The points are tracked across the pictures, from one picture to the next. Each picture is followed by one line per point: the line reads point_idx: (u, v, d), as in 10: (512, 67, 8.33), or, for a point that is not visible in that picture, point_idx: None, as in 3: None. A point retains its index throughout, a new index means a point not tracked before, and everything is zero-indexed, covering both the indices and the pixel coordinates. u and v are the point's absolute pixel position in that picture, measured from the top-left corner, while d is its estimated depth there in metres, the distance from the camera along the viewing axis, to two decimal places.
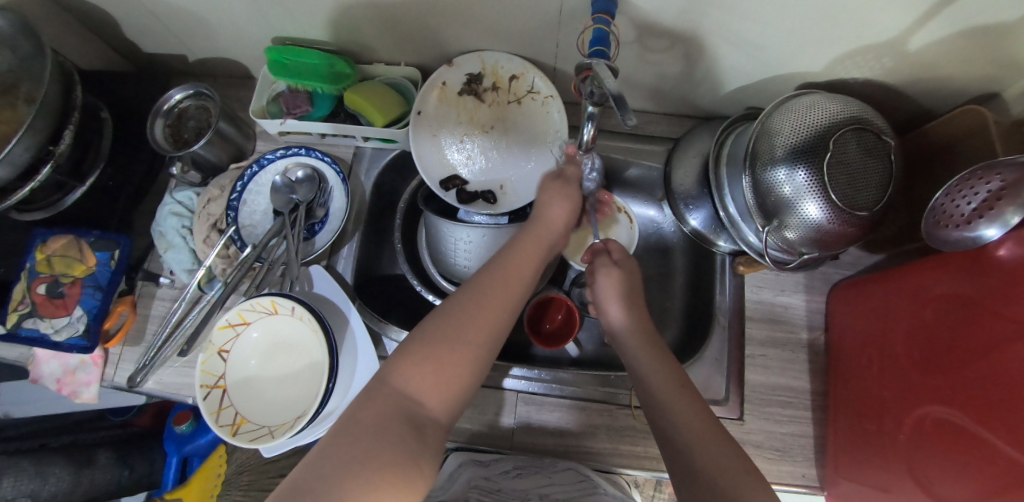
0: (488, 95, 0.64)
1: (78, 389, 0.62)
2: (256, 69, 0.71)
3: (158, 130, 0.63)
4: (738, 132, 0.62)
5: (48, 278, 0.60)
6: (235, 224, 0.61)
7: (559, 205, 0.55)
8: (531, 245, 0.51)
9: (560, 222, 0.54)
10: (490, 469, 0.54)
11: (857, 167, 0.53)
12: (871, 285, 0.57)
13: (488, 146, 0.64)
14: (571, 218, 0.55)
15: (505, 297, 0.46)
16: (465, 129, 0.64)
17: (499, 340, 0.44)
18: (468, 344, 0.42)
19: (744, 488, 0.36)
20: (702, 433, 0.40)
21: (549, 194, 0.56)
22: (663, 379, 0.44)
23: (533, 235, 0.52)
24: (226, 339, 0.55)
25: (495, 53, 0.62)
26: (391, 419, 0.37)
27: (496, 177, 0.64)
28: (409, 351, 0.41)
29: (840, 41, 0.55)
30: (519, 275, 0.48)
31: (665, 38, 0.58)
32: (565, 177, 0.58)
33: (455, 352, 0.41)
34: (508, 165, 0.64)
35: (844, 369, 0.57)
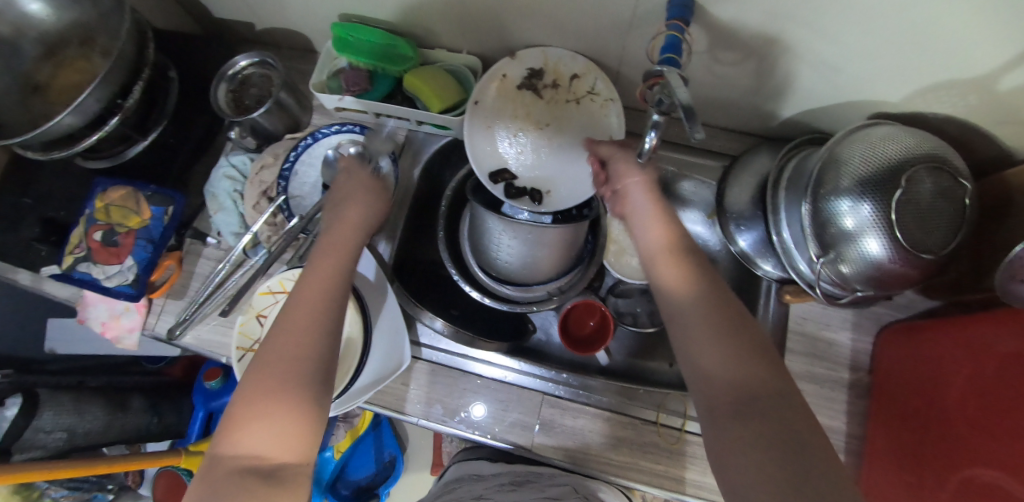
0: (547, 91, 0.62)
1: (121, 334, 0.64)
2: (320, 43, 0.72)
3: (221, 94, 0.65)
4: (803, 155, 0.59)
5: (104, 226, 0.62)
6: (285, 194, 0.62)
7: (357, 201, 0.53)
8: (332, 247, 0.48)
9: (359, 223, 0.52)
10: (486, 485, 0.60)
11: (928, 208, 0.50)
12: (927, 332, 0.54)
13: (542, 142, 0.61)
14: (370, 206, 0.53)
15: (305, 309, 0.43)
16: (520, 124, 0.61)
17: (318, 354, 0.41)
18: (299, 375, 0.39)
19: (759, 389, 0.35)
20: (728, 341, 0.38)
21: (350, 196, 0.53)
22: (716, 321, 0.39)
23: (333, 241, 0.49)
24: (266, 304, 0.57)
25: (558, 51, 0.62)
26: (239, 479, 0.35)
27: (548, 175, 0.61)
28: (236, 413, 0.37)
29: (926, 73, 0.52)
30: (313, 291, 0.44)
31: (737, 51, 0.56)
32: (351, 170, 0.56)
33: (293, 388, 0.38)
34: (562, 164, 0.61)
35: (887, 416, 0.54)
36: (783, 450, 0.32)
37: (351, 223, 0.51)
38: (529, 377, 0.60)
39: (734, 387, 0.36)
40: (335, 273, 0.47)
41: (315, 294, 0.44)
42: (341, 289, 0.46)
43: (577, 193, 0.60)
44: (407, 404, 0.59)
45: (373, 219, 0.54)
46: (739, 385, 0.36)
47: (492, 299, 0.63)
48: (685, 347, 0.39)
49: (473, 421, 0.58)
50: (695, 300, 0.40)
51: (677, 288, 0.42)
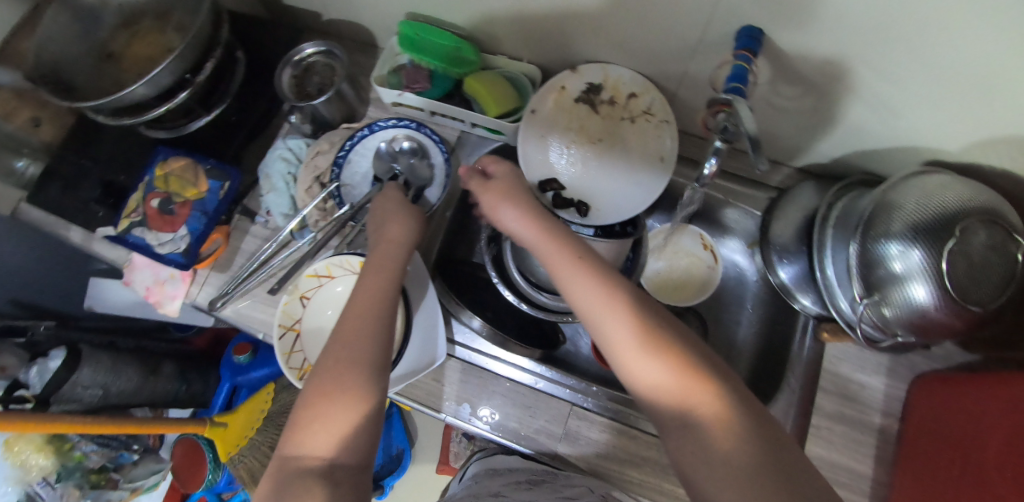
0: (603, 107, 0.63)
1: (164, 300, 0.67)
2: (382, 38, 0.74)
3: (285, 79, 0.67)
4: (855, 195, 0.60)
5: (162, 194, 0.64)
6: (338, 181, 0.63)
7: (397, 223, 0.54)
8: (375, 264, 0.51)
9: (402, 242, 0.53)
10: (504, 482, 0.58)
11: (979, 261, 0.50)
12: (966, 384, 0.53)
13: (592, 157, 0.63)
14: (408, 225, 0.55)
15: (358, 314, 0.46)
16: (573, 137, 0.63)
17: (372, 364, 0.43)
18: (355, 381, 0.41)
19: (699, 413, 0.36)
20: (671, 363, 0.38)
21: (389, 220, 0.55)
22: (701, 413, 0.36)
23: (374, 259, 0.51)
24: (310, 287, 0.59)
25: (620, 68, 0.62)
26: (302, 480, 0.36)
27: (594, 188, 0.63)
28: (297, 420, 0.40)
29: (988, 126, 0.52)
30: (364, 301, 0.47)
31: (799, 86, 0.56)
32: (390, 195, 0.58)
33: (342, 402, 0.40)
34: (609, 180, 0.63)
35: (916, 466, 0.54)
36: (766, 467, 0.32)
37: (394, 242, 0.53)
38: (559, 385, 0.60)
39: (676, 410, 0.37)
40: (382, 288, 0.48)
41: (367, 304, 0.47)
42: (388, 305, 0.47)
43: (623, 209, 0.62)
44: (436, 399, 0.60)
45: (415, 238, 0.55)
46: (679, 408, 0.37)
47: (528, 305, 0.62)
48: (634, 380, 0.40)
49: (499, 423, 0.59)
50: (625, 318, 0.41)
51: (593, 302, 0.42)
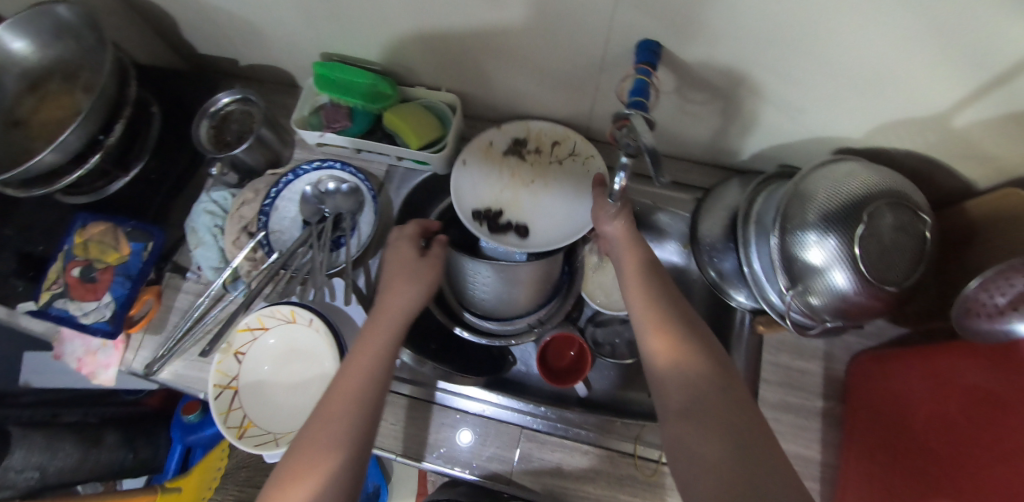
0: (532, 156, 0.64)
1: (96, 370, 0.64)
2: (302, 79, 0.74)
3: (202, 130, 0.65)
4: (771, 189, 0.61)
5: (83, 261, 0.63)
6: (266, 229, 0.62)
7: (399, 287, 0.54)
8: (378, 326, 0.50)
9: (402, 308, 0.52)
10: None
11: (889, 242, 0.52)
12: (892, 361, 0.55)
13: (531, 202, 0.63)
14: (411, 289, 0.54)
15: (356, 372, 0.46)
16: (508, 186, 0.63)
17: (357, 429, 0.43)
18: (328, 458, 0.41)
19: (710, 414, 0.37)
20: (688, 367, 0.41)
21: (398, 275, 0.54)
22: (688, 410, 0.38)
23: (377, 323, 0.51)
24: (244, 342, 0.57)
25: (539, 122, 0.65)
26: None
27: (539, 225, 0.62)
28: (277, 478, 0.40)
29: (884, 111, 0.54)
30: (361, 363, 0.47)
31: (704, 91, 0.58)
32: (397, 247, 0.57)
33: (312, 469, 0.40)
34: (553, 218, 0.62)
35: (858, 447, 0.55)
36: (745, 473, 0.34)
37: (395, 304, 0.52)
38: (506, 410, 0.60)
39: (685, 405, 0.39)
40: (372, 362, 0.47)
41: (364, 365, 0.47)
42: (385, 369, 0.47)
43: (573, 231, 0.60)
44: (385, 440, 0.59)
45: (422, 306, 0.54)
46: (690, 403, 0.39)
47: (471, 332, 0.64)
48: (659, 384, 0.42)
49: (449, 454, 0.59)
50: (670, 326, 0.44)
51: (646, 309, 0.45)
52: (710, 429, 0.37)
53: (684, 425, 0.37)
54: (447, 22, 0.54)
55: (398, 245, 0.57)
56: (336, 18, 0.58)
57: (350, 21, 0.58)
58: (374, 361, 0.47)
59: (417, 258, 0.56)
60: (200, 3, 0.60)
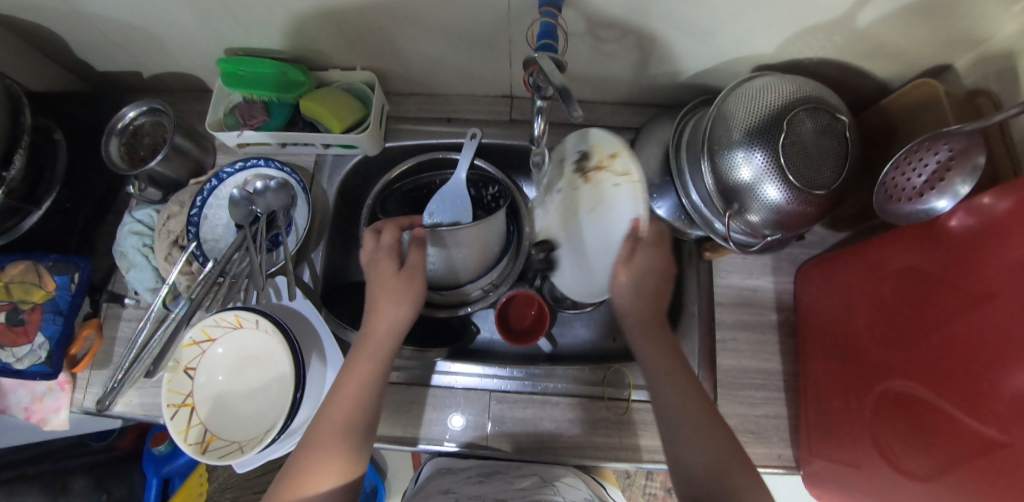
0: (592, 174, 0.55)
1: (46, 416, 0.60)
2: (212, 81, 0.70)
3: (113, 149, 0.62)
4: (698, 118, 0.61)
5: (7, 305, 0.59)
6: (197, 240, 0.60)
7: (387, 304, 0.51)
8: (373, 339, 0.50)
9: (393, 323, 0.51)
10: (454, 478, 0.55)
11: (812, 146, 0.53)
12: (833, 262, 0.57)
13: (586, 229, 0.56)
14: (407, 307, 0.51)
15: (361, 374, 0.49)
16: (573, 212, 0.58)
17: (363, 440, 0.47)
18: (339, 459, 0.45)
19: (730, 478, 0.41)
20: (706, 442, 0.43)
21: (384, 293, 0.51)
22: (667, 363, 0.48)
23: (373, 330, 0.51)
24: (192, 357, 0.54)
25: (602, 132, 0.54)
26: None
27: (593, 259, 0.55)
28: (290, 478, 0.44)
29: (792, 22, 0.54)
30: (360, 373, 0.49)
31: (616, 29, 0.57)
32: (376, 262, 0.52)
33: (326, 466, 0.44)
34: (603, 250, 0.53)
35: (813, 349, 0.57)
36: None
37: (384, 315, 0.51)
38: (472, 377, 0.60)
39: (706, 464, 0.42)
40: (369, 379, 0.49)
41: (368, 374, 0.49)
42: (383, 377, 0.50)
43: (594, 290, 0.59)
44: None
45: (412, 319, 0.52)
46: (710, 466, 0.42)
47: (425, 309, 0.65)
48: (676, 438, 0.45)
49: (423, 430, 0.58)
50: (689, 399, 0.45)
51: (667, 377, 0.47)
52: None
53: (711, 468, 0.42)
54: None
55: (381, 265, 0.51)
56: (226, 8, 0.55)
57: (242, 9, 0.55)
58: (371, 377, 0.49)
59: (396, 274, 0.51)
60: (78, 12, 0.57)
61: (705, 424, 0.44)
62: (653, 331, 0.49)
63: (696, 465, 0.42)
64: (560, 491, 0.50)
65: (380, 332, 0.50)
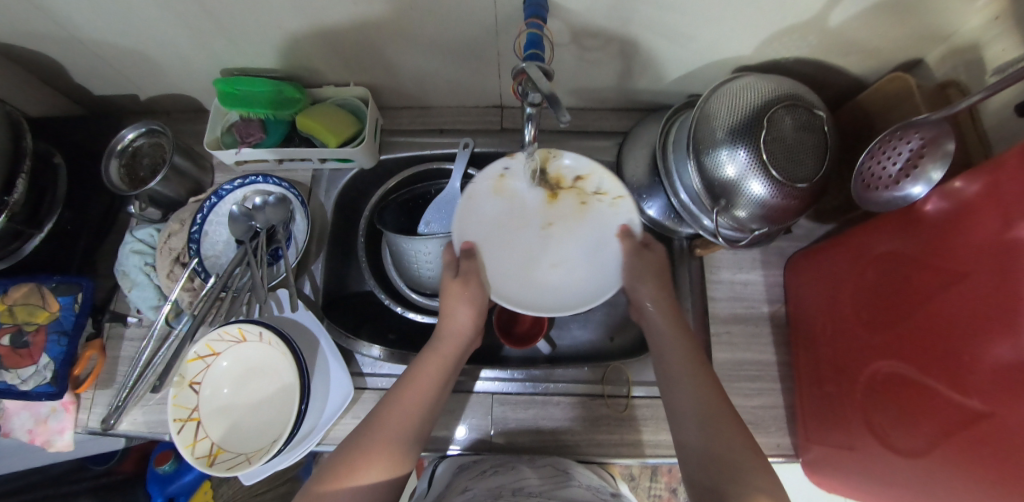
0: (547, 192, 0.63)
1: (50, 438, 0.60)
2: (208, 101, 0.72)
3: (113, 171, 0.63)
4: (681, 119, 0.63)
5: (11, 328, 0.59)
6: (198, 257, 0.62)
7: (461, 309, 0.56)
8: (445, 344, 0.54)
9: (463, 331, 0.55)
10: (469, 475, 0.53)
11: (793, 141, 0.55)
12: (818, 253, 0.58)
13: (532, 244, 0.62)
14: (477, 315, 0.56)
15: (433, 372, 0.51)
16: (515, 225, 0.63)
17: (415, 439, 0.47)
18: (396, 449, 0.46)
19: (735, 470, 0.41)
20: (711, 429, 0.44)
21: (450, 298, 0.56)
22: (687, 366, 0.49)
23: (446, 335, 0.55)
24: (197, 371, 0.55)
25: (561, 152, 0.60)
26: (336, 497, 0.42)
27: (533, 278, 0.60)
28: (346, 458, 0.44)
29: (767, 25, 0.57)
30: (431, 371, 0.51)
31: (599, 37, 0.59)
32: (461, 273, 0.57)
33: (384, 452, 0.45)
34: (546, 269, 0.61)
35: (805, 339, 0.58)
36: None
37: (456, 319, 0.55)
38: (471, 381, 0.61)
39: (712, 443, 0.43)
40: (435, 378, 0.51)
41: (438, 373, 0.52)
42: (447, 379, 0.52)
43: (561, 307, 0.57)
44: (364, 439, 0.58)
45: (477, 328, 0.57)
46: (712, 440, 0.44)
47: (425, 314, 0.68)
48: (681, 417, 0.47)
49: (428, 437, 0.59)
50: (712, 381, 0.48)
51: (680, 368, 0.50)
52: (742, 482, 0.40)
53: (725, 446, 0.43)
54: (332, 12, 0.54)
55: (455, 276, 0.57)
56: (222, 29, 0.56)
57: (237, 30, 0.57)
58: (435, 376, 0.51)
59: (457, 280, 0.57)
60: (77, 38, 0.58)
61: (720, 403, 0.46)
62: (672, 334, 0.53)
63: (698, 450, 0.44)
64: (571, 480, 0.51)
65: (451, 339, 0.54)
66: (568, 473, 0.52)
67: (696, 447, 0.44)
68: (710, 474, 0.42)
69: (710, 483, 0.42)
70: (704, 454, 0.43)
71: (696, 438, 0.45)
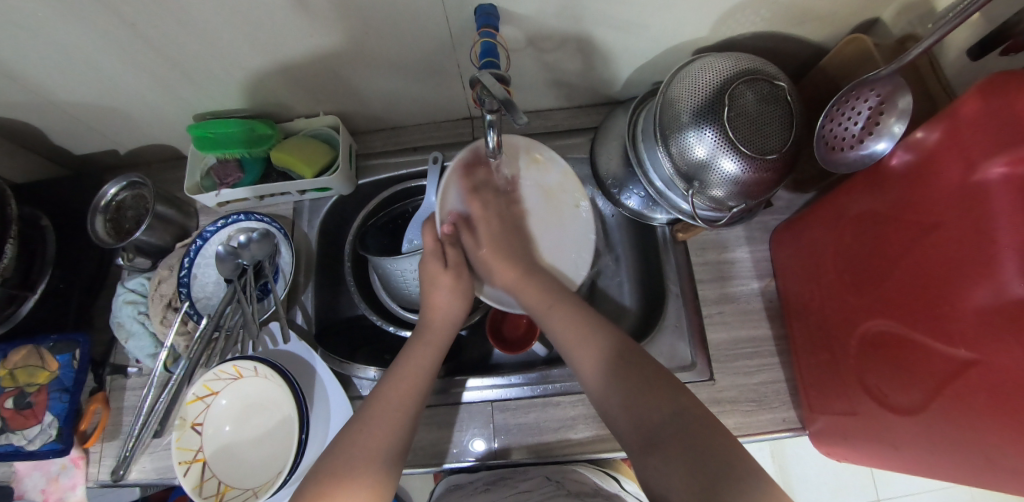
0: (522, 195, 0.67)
1: (64, 494, 0.60)
2: (186, 148, 0.74)
3: (99, 226, 0.65)
4: (646, 108, 0.63)
5: (14, 391, 0.60)
6: (189, 299, 0.63)
7: (443, 296, 0.60)
8: (426, 346, 0.57)
9: (445, 319, 0.60)
10: (464, 492, 0.56)
11: (758, 114, 0.54)
12: (800, 222, 0.58)
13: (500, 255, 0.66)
14: (462, 299, 0.61)
15: (409, 382, 0.52)
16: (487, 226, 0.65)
17: (397, 456, 0.48)
18: (372, 469, 0.46)
19: (671, 439, 0.42)
20: (632, 405, 0.46)
21: (438, 288, 0.60)
22: (596, 344, 0.51)
23: (423, 341, 0.57)
24: (198, 412, 0.55)
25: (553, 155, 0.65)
26: None
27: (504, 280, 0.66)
28: (323, 487, 0.44)
29: (718, 5, 0.57)
30: (413, 378, 0.53)
31: (554, 38, 0.60)
32: (446, 263, 0.61)
33: (361, 474, 0.45)
34: None
35: (796, 311, 0.58)
36: (704, 477, 0.39)
37: (441, 308, 0.60)
38: (473, 391, 0.61)
39: (639, 429, 0.44)
40: (415, 386, 0.52)
41: (416, 384, 0.52)
42: (427, 387, 0.53)
43: None
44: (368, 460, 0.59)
45: (462, 314, 0.61)
46: (641, 425, 0.45)
47: None
48: (601, 395, 0.49)
49: (433, 452, 0.59)
50: (614, 354, 0.50)
51: (585, 347, 0.51)
52: (674, 457, 0.41)
53: (676, 435, 0.42)
54: (290, 45, 0.55)
55: (427, 258, 0.61)
56: (187, 75, 0.58)
57: (202, 75, 0.58)
58: (414, 386, 0.52)
59: (446, 271, 0.60)
60: (49, 102, 0.60)
61: (634, 381, 0.47)
62: (576, 321, 0.54)
63: (635, 431, 0.45)
64: (568, 486, 0.51)
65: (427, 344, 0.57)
66: (564, 481, 0.52)
67: (623, 422, 0.46)
68: (657, 438, 0.43)
69: (648, 451, 0.43)
70: (640, 440, 0.44)
71: (621, 417, 0.46)
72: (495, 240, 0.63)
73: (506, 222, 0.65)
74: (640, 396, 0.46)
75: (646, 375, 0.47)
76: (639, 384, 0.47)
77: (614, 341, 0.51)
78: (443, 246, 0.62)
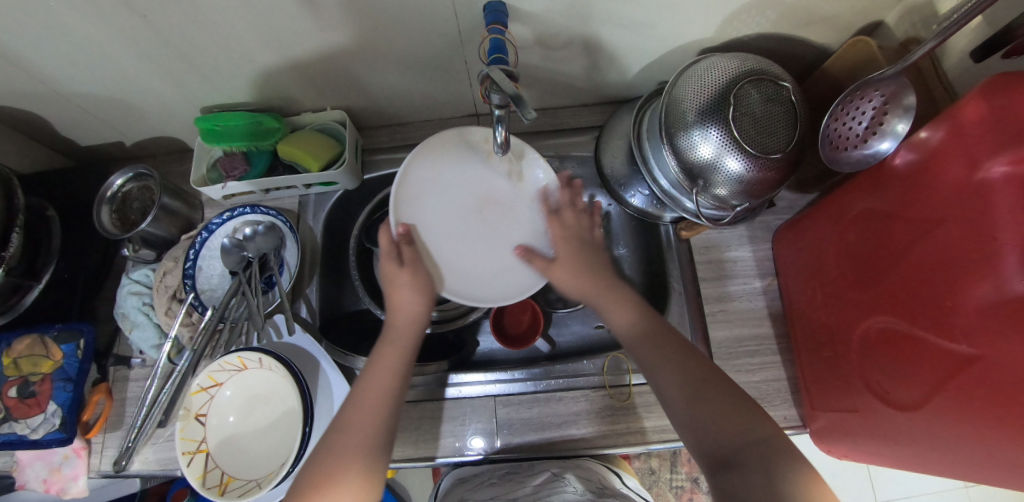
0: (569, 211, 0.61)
1: (65, 485, 0.60)
2: (191, 141, 0.74)
3: (105, 217, 0.65)
4: (653, 107, 0.63)
5: (17, 380, 0.60)
6: (194, 291, 0.63)
7: (402, 292, 0.56)
8: (392, 346, 0.54)
9: (407, 312, 0.55)
10: (469, 487, 0.56)
11: (762, 114, 0.55)
12: (804, 220, 0.59)
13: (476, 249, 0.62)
14: (421, 298, 0.56)
15: (385, 378, 0.51)
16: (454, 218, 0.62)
17: (382, 451, 0.48)
18: (353, 468, 0.46)
19: (750, 452, 0.41)
20: (704, 409, 0.45)
21: (399, 287, 0.56)
22: (654, 347, 0.50)
23: (390, 338, 0.54)
24: (202, 403, 0.55)
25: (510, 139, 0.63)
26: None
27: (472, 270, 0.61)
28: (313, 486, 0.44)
29: (723, 7, 0.58)
30: (383, 378, 0.51)
31: (562, 36, 0.60)
32: (402, 263, 0.57)
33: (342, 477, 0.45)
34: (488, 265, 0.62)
35: (798, 309, 0.58)
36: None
37: (403, 309, 0.55)
38: (475, 385, 0.61)
39: (723, 441, 0.43)
40: (388, 382, 0.51)
41: (390, 382, 0.51)
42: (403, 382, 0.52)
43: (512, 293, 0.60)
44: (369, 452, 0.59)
45: (424, 311, 0.56)
46: (723, 434, 0.43)
47: None
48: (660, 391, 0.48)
49: (434, 446, 0.59)
50: (680, 359, 0.48)
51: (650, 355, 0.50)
52: (756, 478, 0.39)
53: (755, 452, 0.41)
54: (299, 39, 0.55)
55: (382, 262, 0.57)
56: (195, 68, 0.58)
57: (211, 68, 0.58)
58: (391, 383, 0.51)
59: (401, 270, 0.56)
60: (58, 93, 0.60)
61: (712, 394, 0.45)
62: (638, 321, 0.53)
63: (704, 443, 0.44)
64: (573, 481, 0.51)
65: (396, 342, 0.54)
66: (569, 476, 0.53)
67: (694, 430, 0.45)
68: (733, 454, 0.41)
69: (729, 462, 0.41)
70: (721, 452, 0.42)
71: (693, 422, 0.45)
72: (572, 261, 0.58)
73: (577, 236, 0.60)
74: (703, 405, 0.45)
75: (724, 390, 0.45)
76: (723, 395, 0.45)
77: (658, 331, 0.51)
78: (399, 246, 0.57)
